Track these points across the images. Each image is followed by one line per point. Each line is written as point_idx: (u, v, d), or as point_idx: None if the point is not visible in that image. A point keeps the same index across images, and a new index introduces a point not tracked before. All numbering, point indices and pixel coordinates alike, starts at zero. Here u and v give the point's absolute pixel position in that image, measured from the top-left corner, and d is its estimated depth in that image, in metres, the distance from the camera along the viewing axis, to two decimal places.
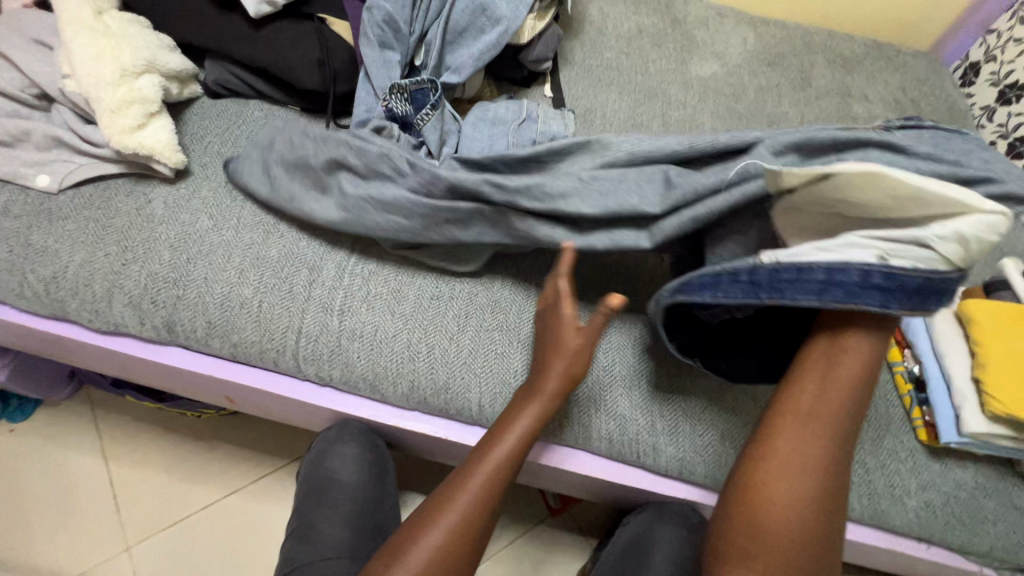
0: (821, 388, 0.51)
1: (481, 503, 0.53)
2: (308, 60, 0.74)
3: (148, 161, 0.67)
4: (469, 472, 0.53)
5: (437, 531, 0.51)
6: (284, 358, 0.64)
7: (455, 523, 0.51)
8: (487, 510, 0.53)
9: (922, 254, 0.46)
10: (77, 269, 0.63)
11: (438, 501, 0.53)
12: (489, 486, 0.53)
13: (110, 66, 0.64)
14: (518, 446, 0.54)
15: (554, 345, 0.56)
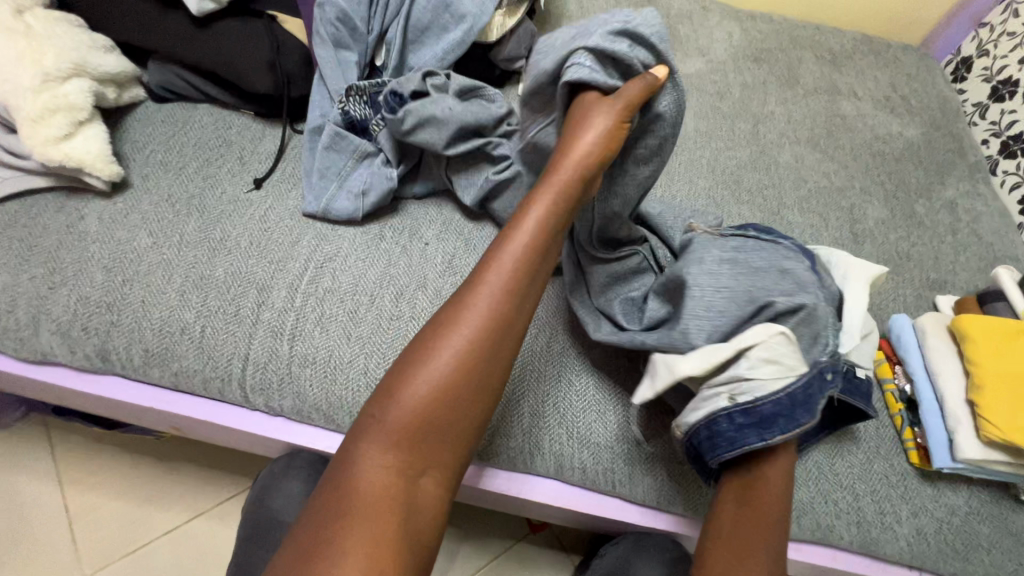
0: (743, 508, 0.50)
1: (444, 385, 0.45)
2: (257, 61, 0.69)
3: (79, 174, 0.61)
4: (452, 330, 0.46)
5: (390, 419, 0.44)
6: (230, 388, 0.59)
7: (411, 406, 0.44)
8: (449, 400, 0.45)
9: (756, 384, 0.50)
10: (0, 293, 0.58)
11: (402, 374, 0.46)
12: (446, 370, 0.45)
13: (30, 71, 0.58)
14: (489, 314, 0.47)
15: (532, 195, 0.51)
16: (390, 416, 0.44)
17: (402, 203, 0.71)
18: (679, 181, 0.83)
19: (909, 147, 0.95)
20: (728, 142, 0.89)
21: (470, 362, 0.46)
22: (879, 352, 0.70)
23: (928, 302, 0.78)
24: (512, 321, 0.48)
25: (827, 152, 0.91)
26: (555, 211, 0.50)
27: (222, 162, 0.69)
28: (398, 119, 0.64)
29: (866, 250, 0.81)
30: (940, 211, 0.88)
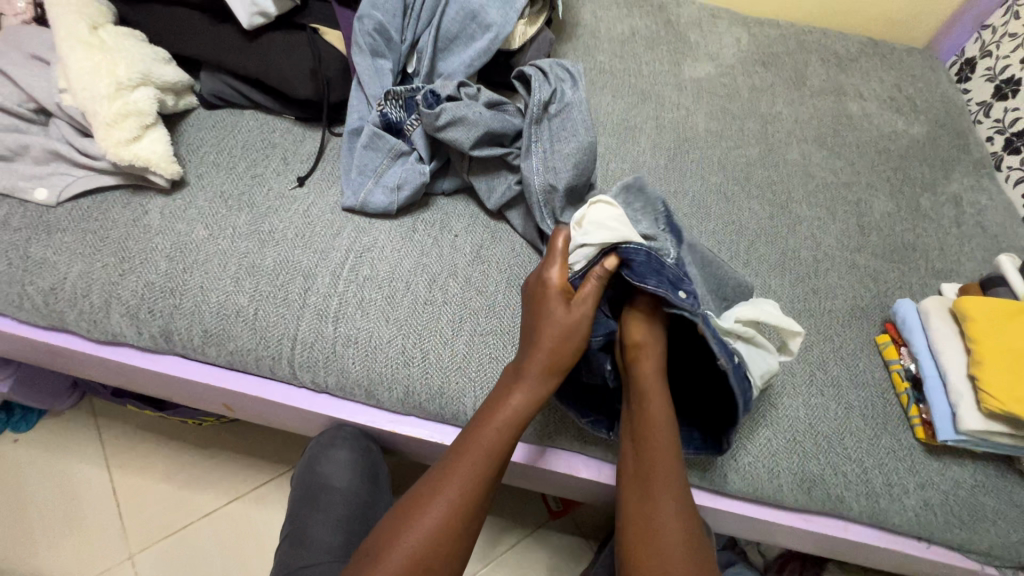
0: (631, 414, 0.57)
1: (493, 458, 0.54)
2: (301, 69, 0.75)
3: (144, 173, 0.68)
4: (460, 454, 0.54)
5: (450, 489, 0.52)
6: (280, 366, 0.65)
7: (465, 481, 0.53)
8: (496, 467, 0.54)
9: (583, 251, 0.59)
10: (75, 280, 0.64)
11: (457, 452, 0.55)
12: (490, 455, 0.54)
13: (105, 80, 0.65)
14: (526, 400, 0.56)
15: (542, 309, 0.59)
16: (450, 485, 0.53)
17: (432, 199, 0.77)
18: (692, 177, 0.87)
19: (915, 145, 0.99)
20: (738, 141, 0.93)
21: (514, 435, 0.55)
22: (885, 336, 0.74)
23: (934, 290, 0.82)
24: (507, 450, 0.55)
25: (834, 150, 0.95)
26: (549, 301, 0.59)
27: (268, 162, 0.75)
28: (434, 114, 0.69)
29: (872, 241, 0.85)
30: (945, 204, 0.91)
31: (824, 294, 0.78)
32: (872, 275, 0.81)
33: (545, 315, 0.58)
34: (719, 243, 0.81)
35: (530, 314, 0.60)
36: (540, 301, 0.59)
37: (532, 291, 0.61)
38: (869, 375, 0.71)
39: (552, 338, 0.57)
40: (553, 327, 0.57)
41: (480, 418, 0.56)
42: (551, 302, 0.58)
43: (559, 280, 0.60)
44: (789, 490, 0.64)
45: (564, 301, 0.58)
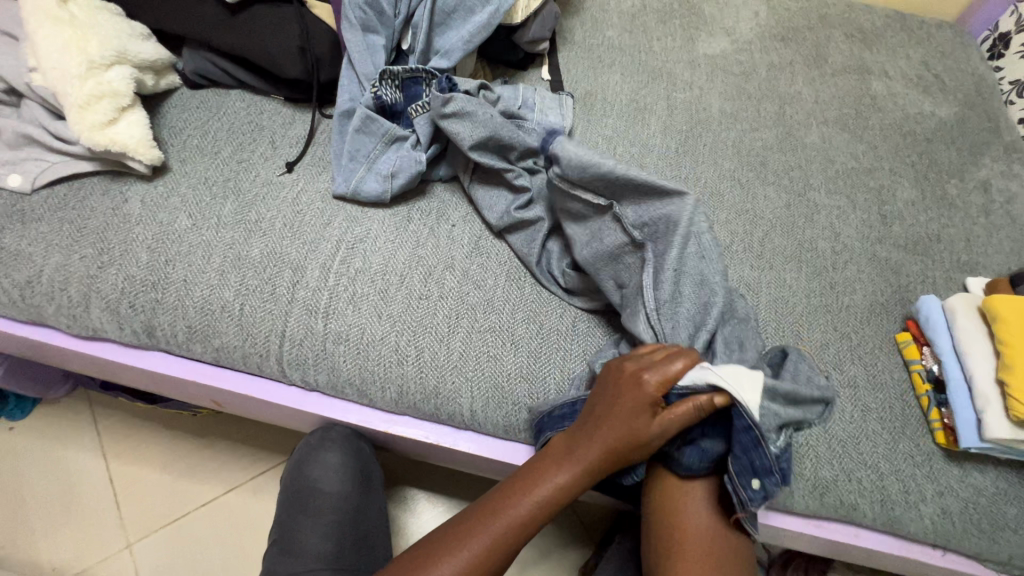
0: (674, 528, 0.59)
1: (531, 523, 0.53)
2: (288, 47, 0.70)
3: (123, 159, 0.64)
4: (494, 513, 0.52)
5: (475, 546, 0.51)
6: (268, 363, 0.62)
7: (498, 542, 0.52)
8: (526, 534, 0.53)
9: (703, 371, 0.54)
10: (52, 272, 0.61)
11: (480, 513, 0.53)
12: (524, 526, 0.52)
13: (76, 59, 0.61)
14: (571, 483, 0.53)
15: (626, 397, 0.53)
16: (478, 539, 0.51)
17: (429, 186, 0.73)
18: (704, 163, 0.82)
19: (942, 127, 0.93)
20: (754, 124, 0.88)
21: (552, 510, 0.53)
22: (906, 334, 0.70)
23: (958, 284, 0.77)
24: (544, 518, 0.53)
25: (855, 133, 0.90)
26: (639, 400, 0.52)
27: (255, 146, 0.71)
28: (444, 99, 0.65)
29: (894, 232, 0.80)
30: (973, 191, 0.86)
31: (842, 288, 0.74)
32: (893, 268, 0.77)
33: (622, 404, 0.53)
34: (731, 233, 0.76)
35: (602, 396, 0.54)
36: (624, 393, 0.53)
37: (616, 375, 0.54)
38: (887, 375, 0.68)
39: (618, 438, 0.53)
40: (630, 424, 0.53)
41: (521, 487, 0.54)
42: (635, 398, 0.53)
43: (656, 392, 0.52)
44: (800, 497, 0.61)
45: (648, 408, 0.52)
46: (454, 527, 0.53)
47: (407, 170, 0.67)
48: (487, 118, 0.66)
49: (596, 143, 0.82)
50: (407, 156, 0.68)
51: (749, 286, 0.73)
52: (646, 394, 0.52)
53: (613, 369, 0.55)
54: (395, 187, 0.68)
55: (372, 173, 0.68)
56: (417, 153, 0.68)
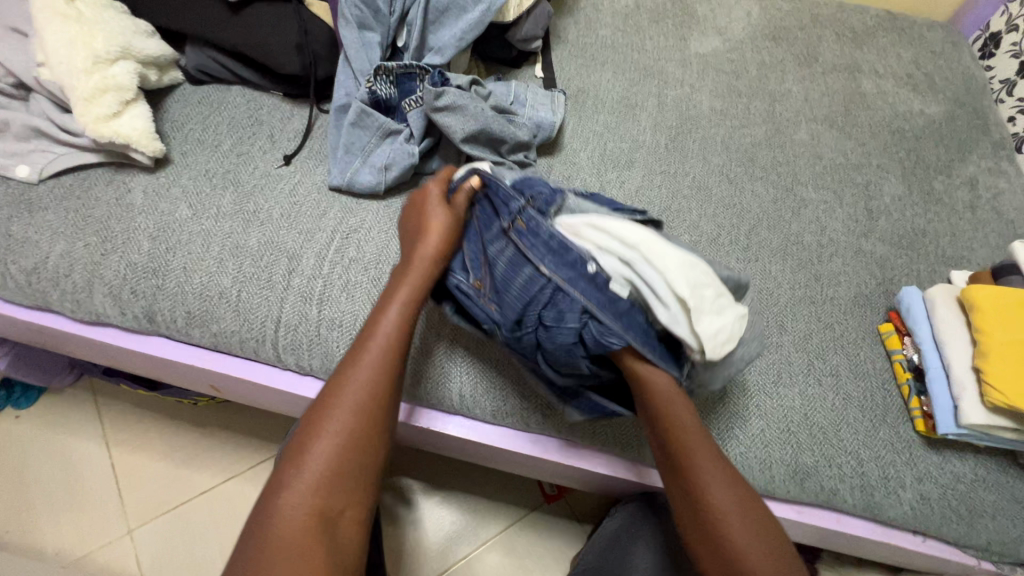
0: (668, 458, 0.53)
1: (383, 369, 0.52)
2: (286, 43, 0.72)
3: (126, 150, 0.67)
4: (346, 375, 0.52)
5: (339, 413, 0.50)
6: (264, 348, 0.64)
7: (355, 398, 0.51)
8: (384, 384, 0.52)
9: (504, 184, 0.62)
10: (58, 259, 0.63)
11: (336, 385, 0.52)
12: (378, 379, 0.52)
13: (83, 54, 0.63)
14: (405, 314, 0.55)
15: (423, 209, 0.60)
16: (339, 409, 0.50)
17: (423, 179, 0.75)
18: (693, 158, 0.84)
19: (931, 125, 0.94)
20: (743, 120, 0.89)
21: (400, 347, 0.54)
22: (888, 325, 0.71)
23: (942, 277, 0.79)
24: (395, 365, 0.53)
25: (844, 130, 0.91)
26: (428, 206, 0.60)
27: (254, 139, 0.73)
28: (436, 93, 0.67)
29: (881, 226, 0.81)
30: (960, 187, 0.87)
31: (827, 280, 0.75)
32: (878, 261, 0.78)
33: (424, 217, 0.59)
34: (719, 226, 0.78)
35: (410, 225, 0.61)
36: (418, 207, 0.60)
37: (413, 203, 0.62)
38: (870, 365, 0.69)
39: (431, 250, 0.57)
40: (432, 225, 0.58)
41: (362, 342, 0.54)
42: (426, 209, 0.60)
43: (438, 192, 0.61)
44: (781, 481, 0.63)
45: (440, 206, 0.60)
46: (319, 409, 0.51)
47: (398, 162, 0.69)
48: (475, 112, 0.68)
49: (587, 138, 0.84)
50: (399, 149, 0.70)
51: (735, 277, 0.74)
52: (432, 197, 0.60)
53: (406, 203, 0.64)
54: (388, 180, 0.70)
55: (366, 165, 0.70)
56: (409, 146, 0.70)
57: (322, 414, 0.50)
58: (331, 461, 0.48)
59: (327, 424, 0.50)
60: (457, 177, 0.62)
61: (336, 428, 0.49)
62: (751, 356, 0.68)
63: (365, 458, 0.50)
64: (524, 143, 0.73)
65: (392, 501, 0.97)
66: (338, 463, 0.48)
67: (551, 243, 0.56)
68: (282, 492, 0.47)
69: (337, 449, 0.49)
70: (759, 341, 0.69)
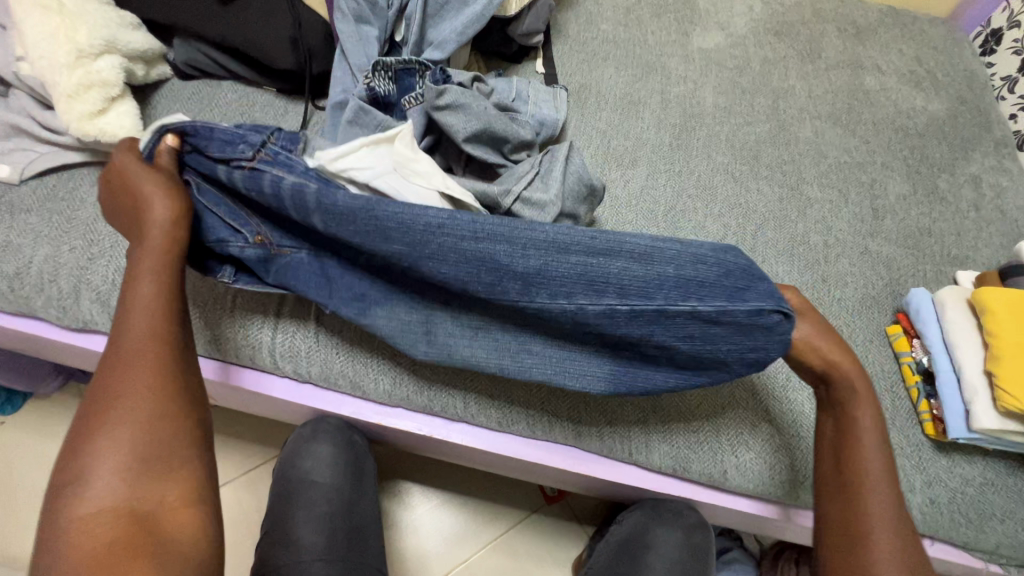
0: (839, 443, 0.52)
1: (156, 344, 0.45)
2: (280, 37, 0.70)
3: (113, 150, 0.64)
4: (108, 380, 0.44)
5: (114, 422, 0.42)
6: (260, 355, 0.62)
7: (127, 403, 0.43)
8: (158, 376, 0.44)
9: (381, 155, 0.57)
10: (42, 264, 0.60)
11: (98, 398, 0.43)
12: (147, 371, 0.44)
13: (65, 47, 0.60)
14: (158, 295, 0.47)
15: (131, 176, 0.50)
16: (110, 416, 0.43)
17: None
18: (698, 157, 0.82)
19: (934, 122, 0.93)
20: (747, 118, 0.88)
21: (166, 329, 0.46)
22: (896, 326, 0.70)
23: (948, 278, 0.78)
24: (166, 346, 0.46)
25: (849, 128, 0.90)
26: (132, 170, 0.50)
27: None
28: (438, 91, 0.65)
29: (887, 226, 0.80)
30: (964, 186, 0.87)
31: (834, 281, 0.74)
32: (885, 262, 0.77)
33: (135, 183, 0.49)
34: (725, 226, 0.77)
35: (123, 202, 0.51)
36: (125, 177, 0.50)
37: (116, 178, 0.51)
38: (879, 368, 0.68)
39: (164, 206, 0.48)
40: (148, 190, 0.49)
41: (114, 347, 0.45)
42: (132, 171, 0.50)
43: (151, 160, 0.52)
44: (791, 487, 0.62)
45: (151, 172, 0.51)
46: (82, 430, 0.43)
47: None
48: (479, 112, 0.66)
49: (589, 136, 0.82)
50: None
51: None
52: (121, 166, 0.51)
53: (105, 177, 0.52)
54: None
55: None
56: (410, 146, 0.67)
57: (87, 434, 0.42)
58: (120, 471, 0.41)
59: (97, 437, 0.42)
60: (145, 143, 0.52)
61: (121, 425, 0.42)
62: None
63: (165, 444, 0.43)
64: (528, 142, 0.71)
65: (391, 505, 0.96)
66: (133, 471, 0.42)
67: (308, 172, 0.52)
68: (63, 520, 0.40)
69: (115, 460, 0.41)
70: None
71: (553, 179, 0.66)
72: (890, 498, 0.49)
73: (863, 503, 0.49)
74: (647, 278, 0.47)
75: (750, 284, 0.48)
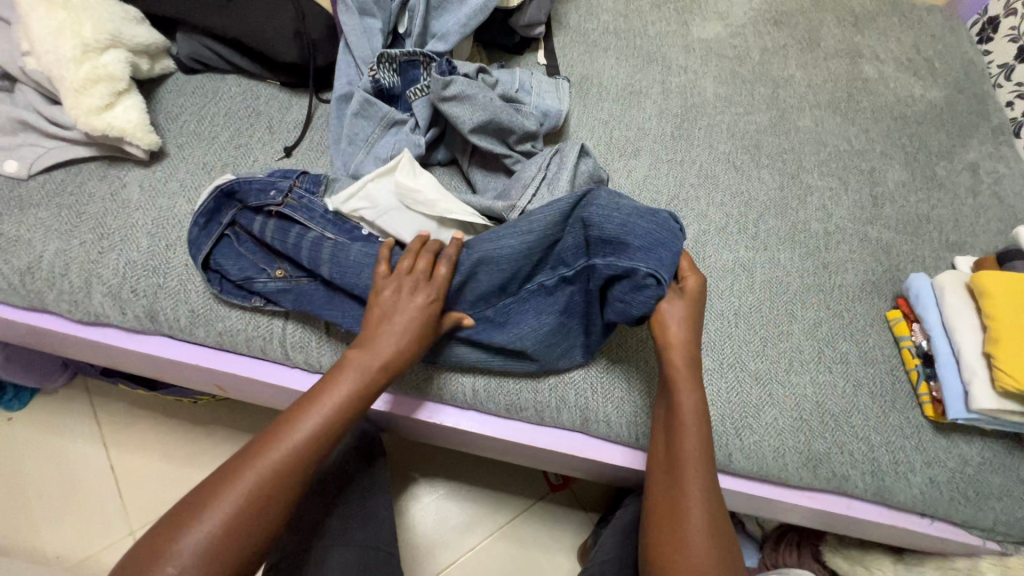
0: (670, 430, 0.54)
1: (281, 474, 0.47)
2: (284, 30, 0.70)
3: (120, 144, 0.64)
4: (247, 461, 0.47)
5: (230, 500, 0.45)
6: (271, 346, 0.62)
7: (254, 497, 0.46)
8: (293, 483, 0.48)
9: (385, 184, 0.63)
10: (53, 258, 0.61)
11: (231, 468, 0.47)
12: (290, 473, 0.48)
13: (71, 42, 0.60)
14: (331, 421, 0.50)
15: (399, 301, 0.55)
16: (229, 496, 0.46)
17: (429, 170, 0.73)
18: (699, 146, 0.83)
19: (932, 110, 0.94)
20: (748, 107, 0.89)
21: (318, 451, 0.50)
22: (897, 311, 0.72)
23: (946, 263, 0.79)
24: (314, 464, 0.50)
25: (848, 116, 0.91)
26: (432, 302, 0.55)
27: (253, 131, 0.71)
28: (444, 82, 0.65)
29: (886, 213, 0.81)
30: (961, 173, 0.88)
31: (835, 268, 0.75)
32: (884, 248, 0.78)
33: (400, 300, 0.55)
34: (727, 214, 0.78)
35: (375, 307, 0.55)
36: (396, 286, 0.55)
37: (410, 280, 0.56)
38: (879, 352, 0.70)
39: (399, 346, 0.53)
40: (402, 319, 0.54)
41: (276, 428, 0.50)
42: (402, 297, 0.55)
43: (429, 269, 0.56)
44: (794, 469, 0.63)
45: (426, 294, 0.55)
46: (203, 491, 0.47)
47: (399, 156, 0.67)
48: (483, 103, 0.67)
49: (592, 126, 0.83)
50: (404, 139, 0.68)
51: (744, 266, 0.74)
52: (418, 278, 0.56)
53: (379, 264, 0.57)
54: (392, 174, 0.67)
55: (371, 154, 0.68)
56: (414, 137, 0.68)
57: (206, 497, 0.46)
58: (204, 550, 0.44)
59: (209, 510, 0.45)
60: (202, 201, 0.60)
61: (214, 526, 0.45)
62: (762, 345, 0.68)
63: (233, 569, 0.45)
64: (532, 133, 0.72)
65: (398, 495, 0.97)
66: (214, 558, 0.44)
67: (327, 214, 0.62)
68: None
69: (214, 538, 0.44)
70: (770, 331, 0.69)
71: (559, 187, 0.65)
72: (698, 457, 0.52)
73: (680, 489, 0.51)
74: (579, 244, 0.56)
75: (655, 249, 0.53)
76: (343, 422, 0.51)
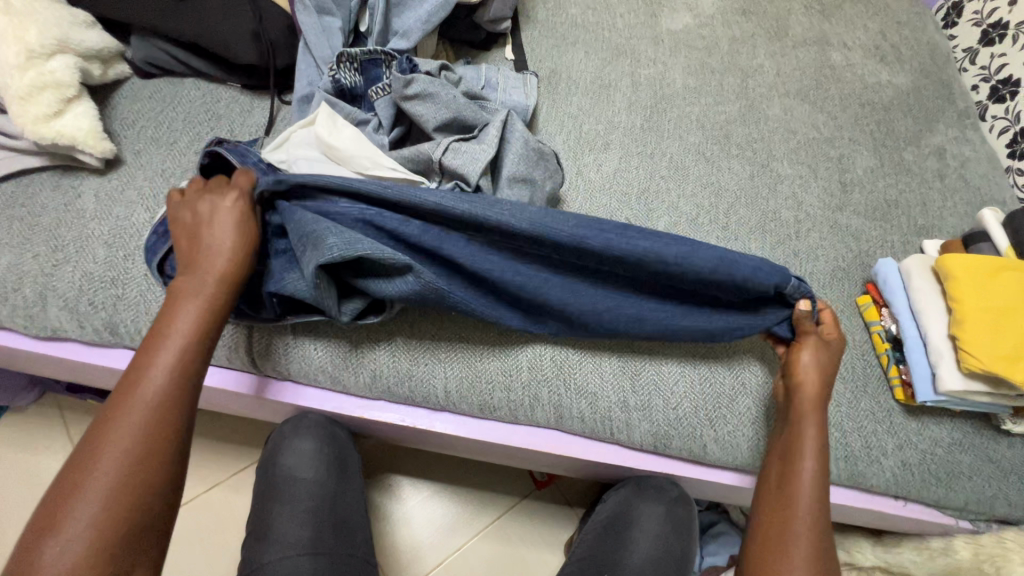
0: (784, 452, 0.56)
1: (156, 407, 0.45)
2: (241, 30, 0.68)
3: (72, 152, 0.62)
4: (113, 416, 0.44)
5: (109, 456, 0.43)
6: (235, 355, 0.61)
7: (131, 442, 0.43)
8: (172, 413, 0.46)
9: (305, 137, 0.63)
10: (6, 273, 0.59)
11: (100, 426, 0.44)
12: (160, 408, 0.45)
13: (14, 48, 0.58)
14: (189, 342, 0.48)
15: (206, 215, 0.52)
16: (108, 453, 0.43)
17: None
18: (669, 138, 0.83)
19: (899, 96, 0.95)
20: (717, 98, 0.89)
21: (186, 374, 0.47)
22: (866, 297, 0.72)
23: (915, 247, 0.80)
24: (185, 391, 0.47)
25: (817, 104, 0.91)
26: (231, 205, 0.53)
27: (213, 136, 0.69)
28: (405, 80, 0.64)
29: (855, 199, 0.82)
30: (929, 157, 0.88)
31: (805, 256, 0.76)
32: (853, 234, 0.79)
33: (214, 214, 0.52)
34: (697, 206, 0.78)
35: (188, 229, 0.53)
36: (199, 203, 0.53)
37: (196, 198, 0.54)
38: (849, 337, 0.70)
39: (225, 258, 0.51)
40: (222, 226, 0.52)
41: (133, 376, 0.46)
42: (216, 205, 0.53)
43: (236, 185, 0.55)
44: None
45: (236, 204, 0.53)
46: (77, 460, 0.43)
47: None
48: (446, 97, 0.66)
49: (562, 121, 0.82)
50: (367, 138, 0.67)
51: None
52: (217, 194, 0.53)
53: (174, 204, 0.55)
54: None
55: None
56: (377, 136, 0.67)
57: (82, 465, 0.42)
58: (99, 516, 0.41)
59: (88, 476, 0.42)
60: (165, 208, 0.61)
61: (101, 488, 0.41)
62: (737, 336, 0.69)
63: (137, 519, 0.42)
64: None
65: (381, 499, 0.96)
66: (116, 519, 0.41)
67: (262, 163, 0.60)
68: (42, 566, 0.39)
69: (109, 497, 0.41)
70: None
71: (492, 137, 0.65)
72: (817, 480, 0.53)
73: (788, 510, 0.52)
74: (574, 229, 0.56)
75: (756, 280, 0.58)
76: (201, 347, 0.49)
